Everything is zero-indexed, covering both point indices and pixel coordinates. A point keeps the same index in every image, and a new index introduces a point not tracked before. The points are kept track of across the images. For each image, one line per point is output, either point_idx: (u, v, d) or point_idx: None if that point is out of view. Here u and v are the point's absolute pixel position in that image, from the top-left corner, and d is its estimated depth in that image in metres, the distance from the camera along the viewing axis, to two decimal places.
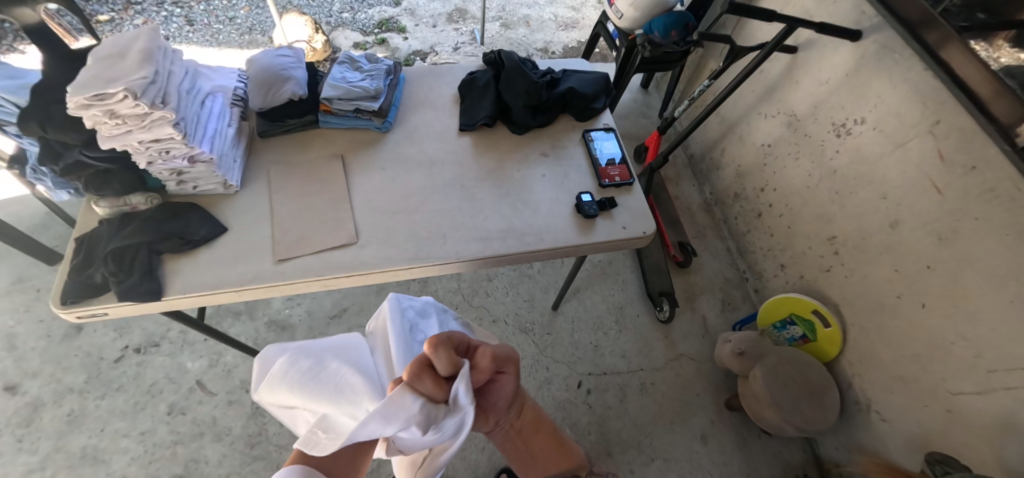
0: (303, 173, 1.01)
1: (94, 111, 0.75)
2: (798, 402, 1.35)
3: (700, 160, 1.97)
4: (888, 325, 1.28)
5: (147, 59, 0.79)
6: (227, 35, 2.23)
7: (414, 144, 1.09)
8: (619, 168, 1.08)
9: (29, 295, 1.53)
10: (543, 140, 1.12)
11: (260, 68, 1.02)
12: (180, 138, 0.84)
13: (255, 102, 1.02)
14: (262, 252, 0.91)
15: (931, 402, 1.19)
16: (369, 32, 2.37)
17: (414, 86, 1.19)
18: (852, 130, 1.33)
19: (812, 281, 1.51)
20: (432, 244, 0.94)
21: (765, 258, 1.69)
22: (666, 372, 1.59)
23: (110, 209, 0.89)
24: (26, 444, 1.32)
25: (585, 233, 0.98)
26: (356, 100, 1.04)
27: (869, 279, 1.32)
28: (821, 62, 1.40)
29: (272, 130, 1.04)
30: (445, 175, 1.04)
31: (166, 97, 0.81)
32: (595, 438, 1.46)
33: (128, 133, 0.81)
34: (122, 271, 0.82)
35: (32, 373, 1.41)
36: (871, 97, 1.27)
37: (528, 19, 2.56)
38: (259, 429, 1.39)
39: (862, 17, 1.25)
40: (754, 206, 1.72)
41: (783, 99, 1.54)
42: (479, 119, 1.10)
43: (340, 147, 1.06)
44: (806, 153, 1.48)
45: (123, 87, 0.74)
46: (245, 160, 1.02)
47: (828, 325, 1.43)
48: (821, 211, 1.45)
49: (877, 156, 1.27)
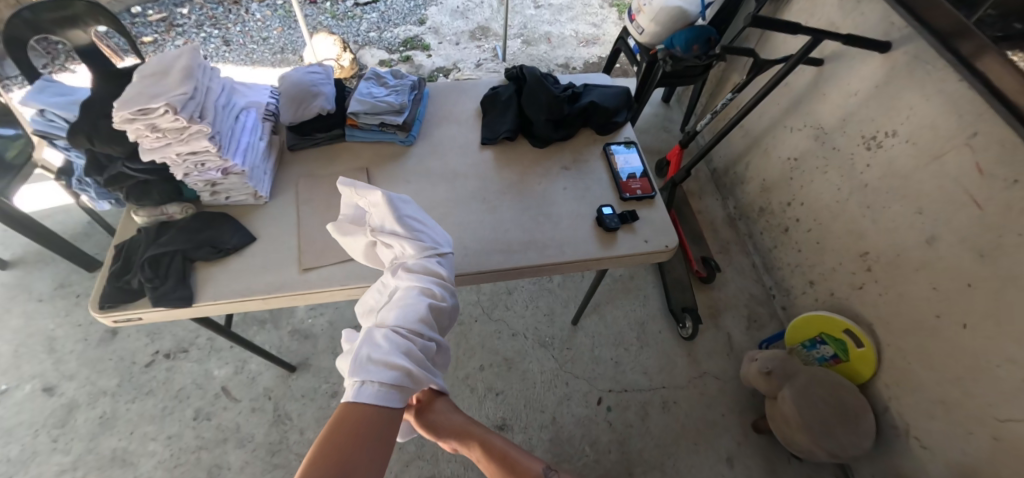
0: (329, 185, 1.04)
1: (138, 125, 0.80)
2: (829, 424, 1.30)
3: (723, 174, 1.95)
4: (927, 345, 1.22)
5: (188, 76, 0.83)
6: (261, 54, 2.33)
7: (437, 157, 1.11)
8: (641, 181, 1.08)
9: (69, 300, 1.59)
10: (564, 154, 1.12)
11: (291, 83, 1.06)
12: (215, 150, 0.88)
13: (286, 116, 1.06)
14: (288, 261, 0.93)
15: (976, 429, 1.13)
16: (394, 50, 2.45)
17: (437, 101, 1.22)
18: (883, 143, 1.30)
19: (842, 298, 1.46)
20: (453, 255, 0.95)
21: (793, 274, 1.64)
22: (690, 390, 1.55)
23: (148, 218, 0.93)
24: (60, 445, 1.37)
25: (606, 246, 0.98)
26: (381, 114, 1.07)
27: (905, 297, 1.27)
28: (849, 74, 1.37)
29: (302, 143, 1.08)
30: (467, 188, 1.05)
31: (203, 112, 0.85)
32: (615, 458, 1.43)
33: (168, 145, 0.85)
34: (157, 277, 0.86)
35: (69, 375, 1.47)
36: (904, 108, 1.23)
37: (549, 35, 2.60)
38: (281, 437, 1.41)
39: (891, 28, 1.23)
40: (781, 221, 1.68)
41: (809, 112, 1.52)
42: (501, 133, 1.11)
43: (365, 160, 1.09)
44: (834, 167, 1.44)
45: (165, 103, 0.78)
46: (275, 173, 1.05)
47: (862, 345, 1.37)
48: (852, 226, 1.41)
49: (910, 170, 1.23)
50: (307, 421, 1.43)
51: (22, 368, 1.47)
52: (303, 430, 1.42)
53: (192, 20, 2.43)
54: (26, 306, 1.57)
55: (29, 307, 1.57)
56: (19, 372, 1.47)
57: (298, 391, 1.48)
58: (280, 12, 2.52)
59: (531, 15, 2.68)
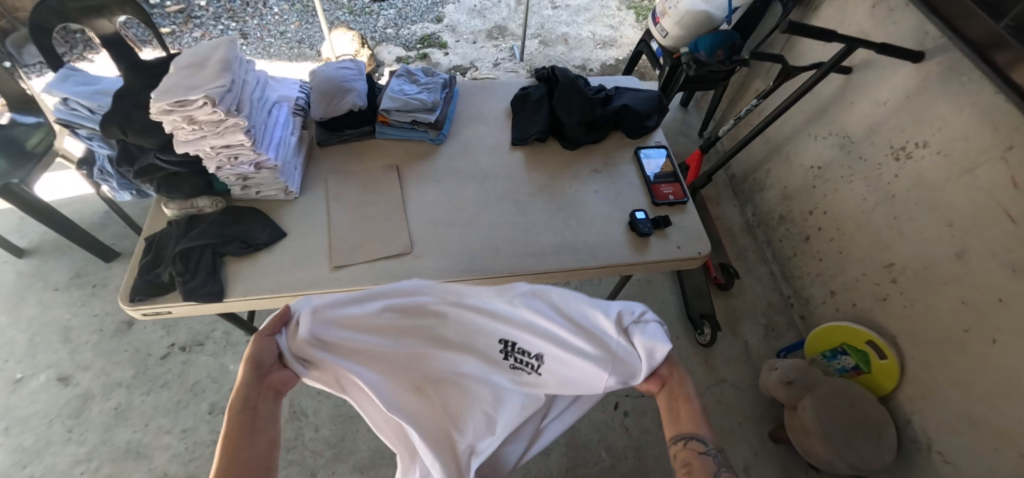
0: (360, 182, 1.03)
1: (175, 116, 0.79)
2: (851, 436, 1.29)
3: (742, 180, 1.93)
4: (954, 359, 1.21)
5: (225, 69, 0.82)
6: (277, 48, 2.33)
7: (467, 157, 1.10)
8: (672, 186, 1.07)
9: (85, 290, 1.59)
10: (595, 156, 1.11)
11: (323, 79, 1.05)
12: (250, 144, 0.87)
13: (317, 112, 1.05)
14: (320, 257, 0.92)
15: (1003, 446, 1.11)
16: (411, 47, 2.45)
17: (467, 100, 1.21)
18: (912, 154, 1.28)
19: (865, 310, 1.44)
20: (485, 256, 0.94)
21: (813, 283, 1.62)
22: (707, 398, 1.54)
23: (179, 211, 0.93)
24: (74, 435, 1.36)
25: (639, 252, 0.97)
26: (413, 111, 1.06)
27: (931, 310, 1.26)
28: (880, 83, 1.35)
29: (331, 139, 1.07)
30: (497, 188, 1.05)
31: (240, 105, 0.84)
32: (631, 463, 1.42)
33: (203, 138, 0.84)
34: (188, 271, 0.85)
35: (84, 365, 1.47)
36: (935, 120, 1.22)
37: (566, 36, 2.59)
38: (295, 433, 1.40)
39: (925, 38, 1.21)
40: (801, 229, 1.66)
41: (835, 121, 1.50)
42: (533, 134, 1.10)
43: (394, 158, 1.08)
44: (860, 177, 1.43)
45: (203, 95, 0.77)
46: (304, 169, 1.04)
47: (884, 356, 1.36)
48: (876, 237, 1.39)
49: (942, 182, 1.21)
50: (323, 418, 1.42)
51: (38, 357, 1.47)
52: (318, 427, 1.41)
53: (209, 12, 2.43)
54: (42, 295, 1.57)
55: (45, 296, 1.57)
56: (33, 361, 1.47)
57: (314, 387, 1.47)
58: (298, 6, 2.51)
59: (548, 15, 2.68)
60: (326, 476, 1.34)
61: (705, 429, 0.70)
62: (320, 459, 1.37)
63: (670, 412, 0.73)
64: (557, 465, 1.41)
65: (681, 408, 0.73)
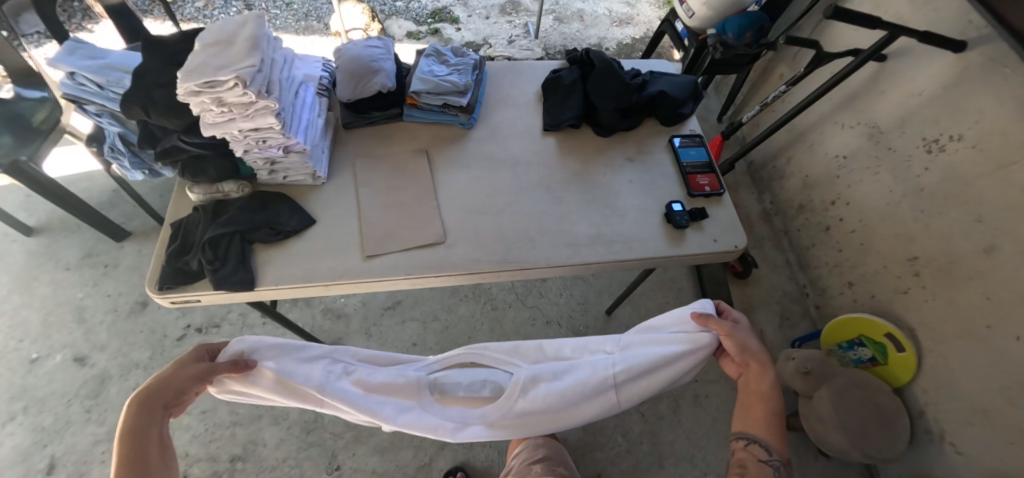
0: (388, 168, 1.00)
1: (203, 98, 0.75)
2: (866, 426, 1.31)
3: (761, 167, 1.91)
4: (974, 354, 1.21)
5: (254, 47, 0.78)
6: (284, 20, 2.25)
7: (498, 143, 1.06)
8: (708, 177, 1.04)
9: (97, 270, 1.57)
10: (628, 144, 1.09)
11: (350, 58, 1.00)
12: (279, 128, 0.83)
13: (343, 93, 1.00)
14: (351, 246, 0.90)
15: (1019, 440, 1.12)
16: (422, 22, 2.37)
17: (495, 82, 1.17)
18: (945, 147, 1.25)
19: (884, 301, 1.44)
20: (519, 247, 0.92)
21: (831, 273, 1.62)
22: (722, 385, 1.55)
23: (203, 195, 0.90)
24: (94, 415, 1.36)
25: (676, 244, 0.95)
26: (444, 94, 1.02)
27: (953, 304, 1.26)
28: (915, 72, 1.32)
29: (358, 122, 1.03)
30: (530, 175, 1.02)
31: (270, 86, 0.80)
32: (647, 449, 1.44)
33: (231, 121, 0.81)
34: (217, 259, 0.83)
35: (100, 346, 1.46)
36: (972, 112, 1.19)
37: (582, 13, 2.51)
38: (315, 415, 1.40)
39: (969, 27, 1.17)
40: (822, 220, 1.65)
41: (864, 109, 1.47)
42: (566, 120, 1.07)
43: (423, 143, 1.05)
44: (887, 167, 1.41)
45: (234, 75, 0.73)
46: (330, 152, 1.01)
47: (902, 349, 1.37)
48: (901, 229, 1.38)
49: (974, 177, 1.19)
50: None
51: (52, 336, 1.46)
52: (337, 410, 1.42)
53: None
54: (54, 274, 1.55)
55: (57, 276, 1.55)
56: (48, 340, 1.46)
57: None
58: None
59: None
60: (347, 458, 1.36)
61: (770, 434, 0.69)
62: (341, 441, 1.38)
63: (742, 409, 0.74)
64: (574, 449, 1.43)
65: (752, 405, 0.73)
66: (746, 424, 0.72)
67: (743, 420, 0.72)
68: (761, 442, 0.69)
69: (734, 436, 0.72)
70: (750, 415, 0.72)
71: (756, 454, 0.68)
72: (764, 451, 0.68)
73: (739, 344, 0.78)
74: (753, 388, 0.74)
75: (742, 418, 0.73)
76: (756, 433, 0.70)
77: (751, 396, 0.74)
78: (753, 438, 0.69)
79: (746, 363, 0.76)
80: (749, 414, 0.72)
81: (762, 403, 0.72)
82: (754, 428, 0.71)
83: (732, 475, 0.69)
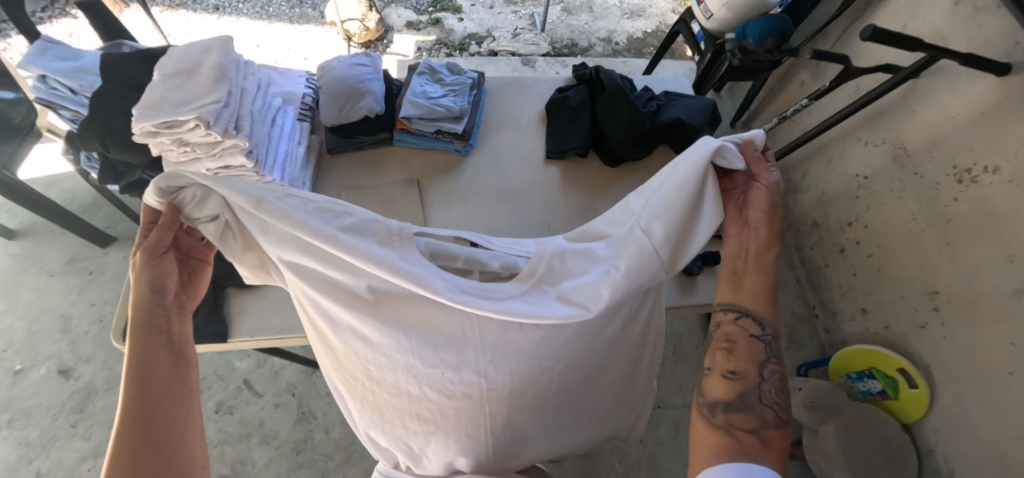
0: (376, 200, 0.93)
1: (162, 138, 0.69)
2: (872, 464, 1.26)
3: (775, 179, 1.82)
4: (993, 400, 1.15)
5: (220, 79, 0.71)
6: (277, 7, 2.16)
7: (496, 172, 0.99)
8: None
9: (82, 277, 1.52)
10: (636, 175, 1.01)
11: (335, 78, 0.92)
12: (252, 167, 0.76)
13: (327, 117, 0.93)
14: None
15: None
16: (423, 11, 2.25)
17: (496, 101, 1.09)
18: (979, 178, 1.16)
19: (898, 333, 1.38)
20: None
21: (844, 297, 1.55)
22: None
23: None
24: (79, 431, 1.34)
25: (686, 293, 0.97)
26: (438, 120, 0.95)
27: (974, 346, 1.18)
28: (950, 93, 1.20)
29: (344, 147, 0.96)
30: (530, 210, 0.95)
31: (239, 122, 0.74)
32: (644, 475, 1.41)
33: (196, 159, 0.75)
34: None
35: (85, 358, 1.42)
36: (1012, 143, 1.09)
37: (591, 3, 2.37)
38: (306, 435, 1.37)
39: (1016, 49, 1.05)
40: (837, 240, 1.57)
41: (892, 128, 1.37)
42: (571, 148, 0.99)
43: (415, 171, 0.97)
44: (913, 193, 1.32)
45: (195, 116, 0.66)
46: (314, 183, 0.93)
47: (915, 386, 1.31)
48: (922, 260, 1.31)
49: (1008, 213, 1.10)
50: (333, 421, 1.39)
51: (37, 347, 1.43)
52: (328, 430, 1.38)
53: None
54: (37, 281, 1.50)
55: (40, 282, 1.50)
56: (33, 351, 1.42)
57: (323, 388, 1.43)
58: None
59: None
60: None
61: (764, 310, 0.70)
62: (331, 462, 1.34)
63: (737, 279, 0.72)
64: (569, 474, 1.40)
65: (748, 276, 0.72)
66: (743, 298, 0.71)
67: (736, 289, 0.72)
68: (756, 317, 0.70)
69: (724, 306, 0.72)
70: (748, 287, 0.71)
71: (751, 335, 0.69)
72: (761, 331, 0.69)
73: (760, 204, 0.71)
74: (754, 256, 0.72)
75: (737, 289, 0.72)
76: (756, 310, 0.70)
77: (751, 263, 0.72)
78: (752, 312, 0.70)
79: (758, 222, 0.72)
80: (746, 286, 0.72)
81: (762, 273, 0.72)
82: (753, 305, 0.71)
83: (720, 347, 0.70)
